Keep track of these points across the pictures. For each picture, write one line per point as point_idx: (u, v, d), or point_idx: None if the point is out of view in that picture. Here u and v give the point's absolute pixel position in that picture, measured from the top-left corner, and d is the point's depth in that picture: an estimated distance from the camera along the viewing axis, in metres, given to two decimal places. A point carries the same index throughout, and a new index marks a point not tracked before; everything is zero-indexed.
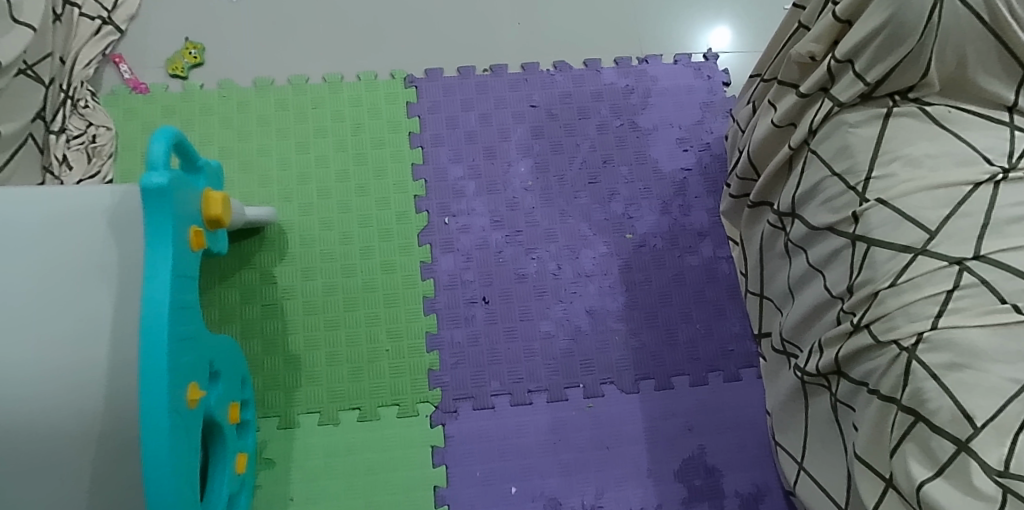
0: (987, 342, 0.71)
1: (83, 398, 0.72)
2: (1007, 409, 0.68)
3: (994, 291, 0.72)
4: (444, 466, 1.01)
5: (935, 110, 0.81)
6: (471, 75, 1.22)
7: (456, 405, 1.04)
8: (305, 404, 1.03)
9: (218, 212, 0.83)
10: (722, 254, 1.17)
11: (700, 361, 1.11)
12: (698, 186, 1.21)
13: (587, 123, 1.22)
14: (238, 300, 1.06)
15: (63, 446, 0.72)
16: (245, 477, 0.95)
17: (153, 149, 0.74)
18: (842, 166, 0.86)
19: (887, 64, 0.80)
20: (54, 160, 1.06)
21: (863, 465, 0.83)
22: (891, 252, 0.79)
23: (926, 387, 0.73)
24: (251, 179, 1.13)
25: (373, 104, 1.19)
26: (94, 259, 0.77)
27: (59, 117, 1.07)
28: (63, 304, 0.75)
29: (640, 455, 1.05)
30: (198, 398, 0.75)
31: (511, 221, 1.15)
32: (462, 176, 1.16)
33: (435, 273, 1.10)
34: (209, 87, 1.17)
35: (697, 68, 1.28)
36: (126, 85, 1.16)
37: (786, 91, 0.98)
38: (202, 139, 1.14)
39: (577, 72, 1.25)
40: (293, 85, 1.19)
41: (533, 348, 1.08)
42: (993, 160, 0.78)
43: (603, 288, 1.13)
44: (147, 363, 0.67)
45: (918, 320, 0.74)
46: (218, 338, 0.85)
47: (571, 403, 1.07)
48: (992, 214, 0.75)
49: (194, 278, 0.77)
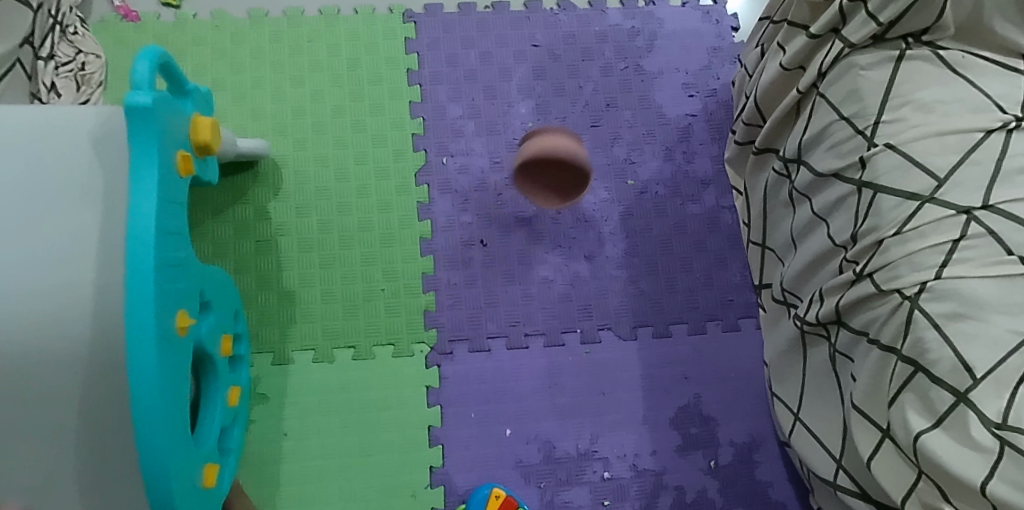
0: (989, 292, 0.69)
1: (72, 321, 0.72)
2: (1008, 361, 0.66)
3: (1001, 242, 0.70)
4: (438, 407, 1.01)
5: (949, 54, 0.78)
6: (471, 11, 1.18)
7: (451, 346, 1.03)
8: (299, 341, 1.02)
9: (207, 138, 0.80)
10: (725, 203, 1.15)
11: (699, 310, 1.10)
12: (703, 133, 1.18)
13: (591, 64, 1.18)
14: (231, 235, 1.05)
15: (49, 371, 0.72)
16: (238, 410, 0.94)
17: (136, 67, 0.71)
18: (851, 109, 0.83)
19: (900, 4, 0.77)
20: (42, 87, 1.02)
21: (859, 415, 0.82)
22: (898, 199, 0.77)
23: (927, 336, 0.71)
24: (244, 113, 1.10)
25: (370, 39, 1.15)
26: (77, 179, 0.75)
27: (48, 43, 1.03)
28: (47, 225, 0.74)
29: (636, 402, 1.05)
30: (187, 326, 0.74)
31: (511, 164, 1.12)
32: (461, 116, 1.13)
33: (432, 214, 1.09)
34: (202, 17, 1.14)
35: (706, 11, 1.23)
36: (116, 13, 1.13)
37: (796, 32, 0.94)
38: (193, 70, 1.11)
39: (582, 12, 1.21)
40: (288, 17, 1.15)
41: (530, 292, 1.07)
42: (1005, 108, 0.75)
43: (603, 234, 1.11)
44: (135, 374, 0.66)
45: (922, 270, 0.73)
46: (208, 268, 0.84)
47: (568, 349, 1.06)
48: (1002, 163, 0.72)
49: (182, 203, 0.76)
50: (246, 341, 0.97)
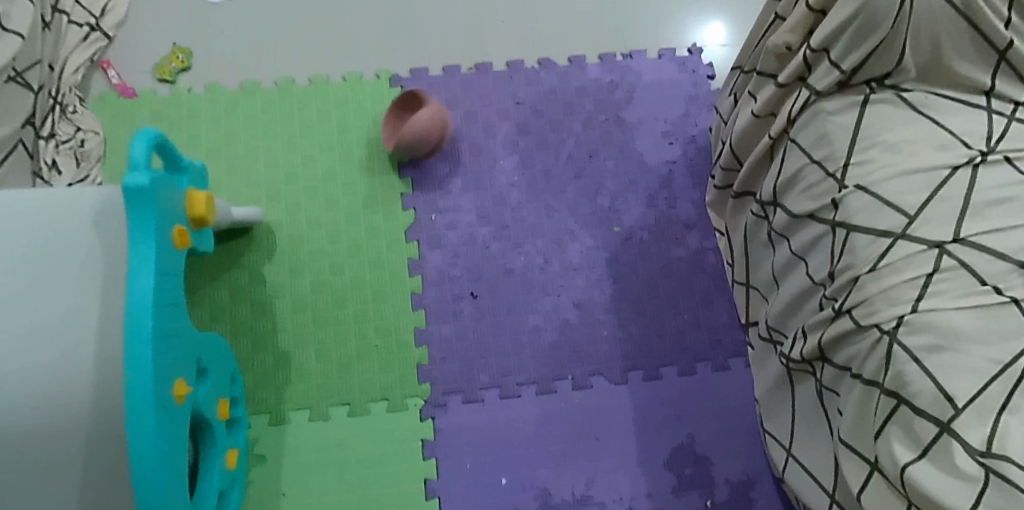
0: (967, 324, 0.71)
1: (72, 394, 0.75)
2: (989, 390, 0.69)
3: (973, 273, 0.73)
4: (433, 459, 1.02)
5: (912, 96, 0.82)
6: (456, 74, 1.24)
7: (445, 399, 1.05)
8: (295, 401, 1.04)
9: (202, 211, 0.84)
10: (709, 245, 1.18)
11: (688, 351, 1.11)
12: (683, 178, 1.21)
13: (572, 118, 1.23)
14: (228, 299, 1.08)
15: (51, 443, 0.74)
16: (237, 472, 0.96)
17: (135, 150, 0.75)
18: (821, 153, 0.87)
19: (860, 53, 0.82)
20: (43, 165, 1.07)
21: (849, 449, 0.84)
22: (870, 237, 0.79)
23: (907, 369, 0.73)
24: (239, 180, 1.14)
25: (359, 104, 1.20)
26: (78, 255, 0.79)
27: (48, 123, 1.09)
28: (50, 302, 0.77)
29: (630, 446, 1.06)
30: (185, 394, 0.77)
31: (498, 217, 1.16)
32: (448, 174, 1.17)
33: (422, 269, 1.12)
34: (197, 91, 1.19)
35: (682, 62, 1.29)
36: (114, 90, 1.18)
37: (765, 81, 0.99)
38: (190, 142, 1.16)
39: (562, 69, 1.26)
40: (280, 87, 1.20)
41: (521, 342, 1.09)
42: (971, 144, 0.79)
43: (590, 281, 1.14)
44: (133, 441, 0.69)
45: (899, 304, 0.75)
46: (207, 335, 0.87)
47: (560, 396, 1.07)
48: (971, 198, 0.76)
49: (180, 275, 0.80)
50: (241, 401, 0.98)
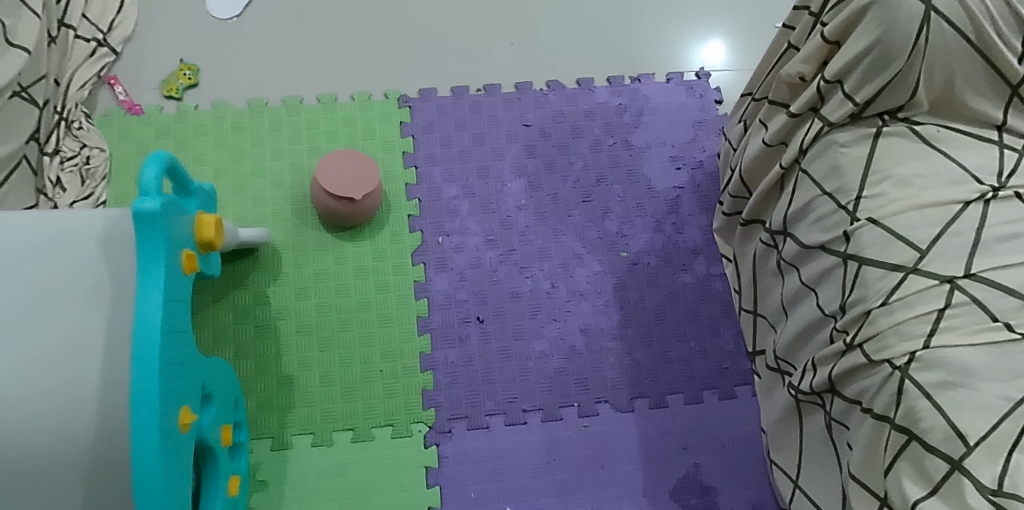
0: (978, 361, 0.70)
1: (74, 421, 0.74)
2: (1001, 427, 0.67)
3: (985, 309, 0.72)
4: (438, 487, 1.01)
5: (924, 129, 0.81)
6: (465, 94, 1.23)
7: (450, 425, 1.04)
8: (298, 425, 1.02)
9: (211, 236, 0.84)
10: (716, 272, 1.17)
11: (695, 379, 1.11)
12: (691, 203, 1.21)
13: (580, 141, 1.23)
14: (232, 321, 1.07)
15: (52, 468, 0.74)
16: (239, 498, 0.94)
17: (145, 174, 0.75)
18: (833, 185, 0.85)
19: (875, 84, 0.80)
20: (48, 182, 1.06)
21: (858, 485, 0.82)
22: (882, 271, 0.78)
23: (919, 405, 0.71)
24: (245, 200, 1.13)
25: (367, 124, 1.19)
26: (84, 282, 0.79)
27: (54, 139, 1.08)
28: (53, 326, 0.77)
29: (635, 475, 1.05)
30: (189, 422, 0.75)
31: (505, 240, 1.15)
32: (456, 196, 1.16)
33: (428, 293, 1.11)
34: (204, 108, 1.18)
35: (690, 86, 1.28)
36: (121, 107, 1.17)
37: (776, 110, 0.97)
38: (196, 161, 1.14)
39: (570, 91, 1.26)
40: (288, 106, 1.19)
41: (527, 367, 1.08)
42: (982, 180, 0.78)
43: (597, 306, 1.13)
44: (139, 471, 0.67)
45: (910, 339, 0.73)
46: (210, 360, 0.86)
47: (566, 423, 1.06)
48: (982, 233, 0.75)
49: (186, 301, 0.78)
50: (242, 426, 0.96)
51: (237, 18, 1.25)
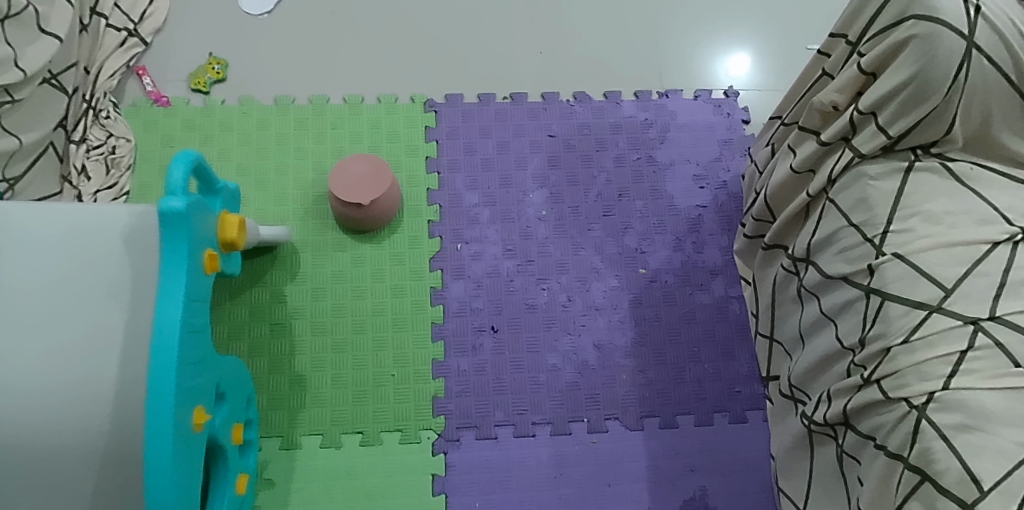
0: (997, 404, 0.68)
1: (88, 416, 0.75)
2: (1015, 474, 0.64)
3: (1008, 353, 0.69)
4: (443, 495, 1.01)
5: (957, 166, 0.78)
6: (490, 102, 1.23)
7: (458, 434, 1.04)
8: (308, 426, 1.03)
9: (232, 236, 0.85)
10: (734, 293, 1.16)
11: (706, 401, 1.10)
12: (712, 223, 1.20)
13: (604, 154, 1.22)
14: (248, 318, 1.07)
15: (65, 461, 0.75)
16: (246, 497, 0.95)
17: (172, 173, 0.75)
18: (860, 217, 0.81)
19: (910, 118, 0.76)
20: (73, 170, 1.08)
21: None
22: (904, 308, 0.75)
23: (934, 446, 0.69)
24: (267, 197, 1.13)
25: (391, 127, 1.19)
26: (107, 277, 0.80)
27: (80, 127, 1.10)
28: (73, 321, 0.78)
29: (641, 494, 1.04)
30: (203, 421, 0.75)
31: (523, 251, 1.15)
32: (476, 203, 1.16)
33: (444, 300, 1.10)
34: (231, 103, 1.18)
35: (717, 104, 1.27)
36: (148, 97, 1.17)
37: (806, 137, 0.93)
38: (220, 156, 1.15)
39: (597, 104, 1.25)
40: (314, 104, 1.19)
41: (539, 380, 1.08)
42: (1012, 220, 0.75)
43: (612, 322, 1.13)
44: (151, 465, 0.67)
45: (930, 379, 0.71)
46: (227, 360, 0.87)
47: (575, 438, 1.06)
48: (1009, 274, 0.72)
49: (206, 302, 0.79)
50: (252, 428, 0.97)
51: (267, 15, 1.25)
